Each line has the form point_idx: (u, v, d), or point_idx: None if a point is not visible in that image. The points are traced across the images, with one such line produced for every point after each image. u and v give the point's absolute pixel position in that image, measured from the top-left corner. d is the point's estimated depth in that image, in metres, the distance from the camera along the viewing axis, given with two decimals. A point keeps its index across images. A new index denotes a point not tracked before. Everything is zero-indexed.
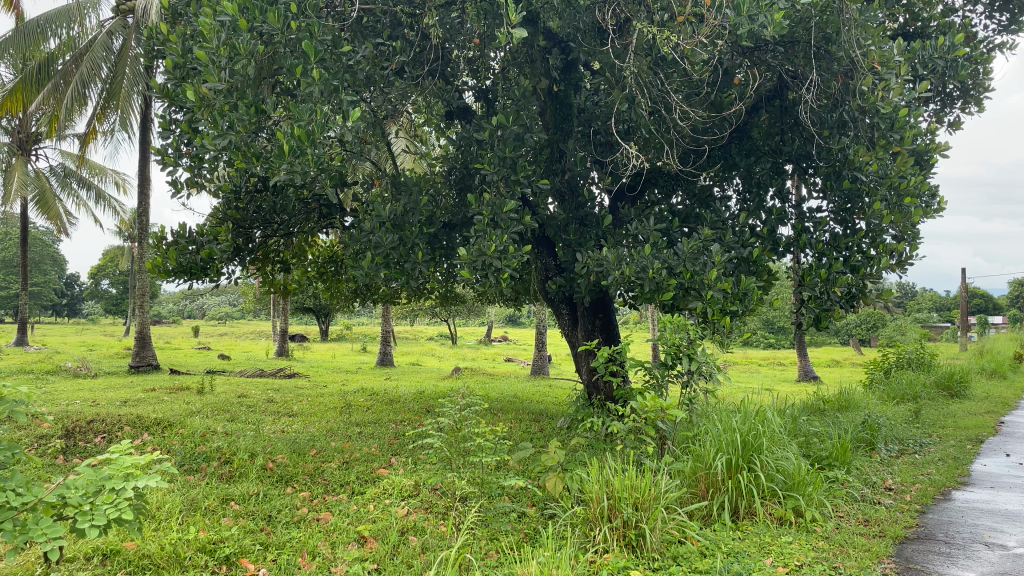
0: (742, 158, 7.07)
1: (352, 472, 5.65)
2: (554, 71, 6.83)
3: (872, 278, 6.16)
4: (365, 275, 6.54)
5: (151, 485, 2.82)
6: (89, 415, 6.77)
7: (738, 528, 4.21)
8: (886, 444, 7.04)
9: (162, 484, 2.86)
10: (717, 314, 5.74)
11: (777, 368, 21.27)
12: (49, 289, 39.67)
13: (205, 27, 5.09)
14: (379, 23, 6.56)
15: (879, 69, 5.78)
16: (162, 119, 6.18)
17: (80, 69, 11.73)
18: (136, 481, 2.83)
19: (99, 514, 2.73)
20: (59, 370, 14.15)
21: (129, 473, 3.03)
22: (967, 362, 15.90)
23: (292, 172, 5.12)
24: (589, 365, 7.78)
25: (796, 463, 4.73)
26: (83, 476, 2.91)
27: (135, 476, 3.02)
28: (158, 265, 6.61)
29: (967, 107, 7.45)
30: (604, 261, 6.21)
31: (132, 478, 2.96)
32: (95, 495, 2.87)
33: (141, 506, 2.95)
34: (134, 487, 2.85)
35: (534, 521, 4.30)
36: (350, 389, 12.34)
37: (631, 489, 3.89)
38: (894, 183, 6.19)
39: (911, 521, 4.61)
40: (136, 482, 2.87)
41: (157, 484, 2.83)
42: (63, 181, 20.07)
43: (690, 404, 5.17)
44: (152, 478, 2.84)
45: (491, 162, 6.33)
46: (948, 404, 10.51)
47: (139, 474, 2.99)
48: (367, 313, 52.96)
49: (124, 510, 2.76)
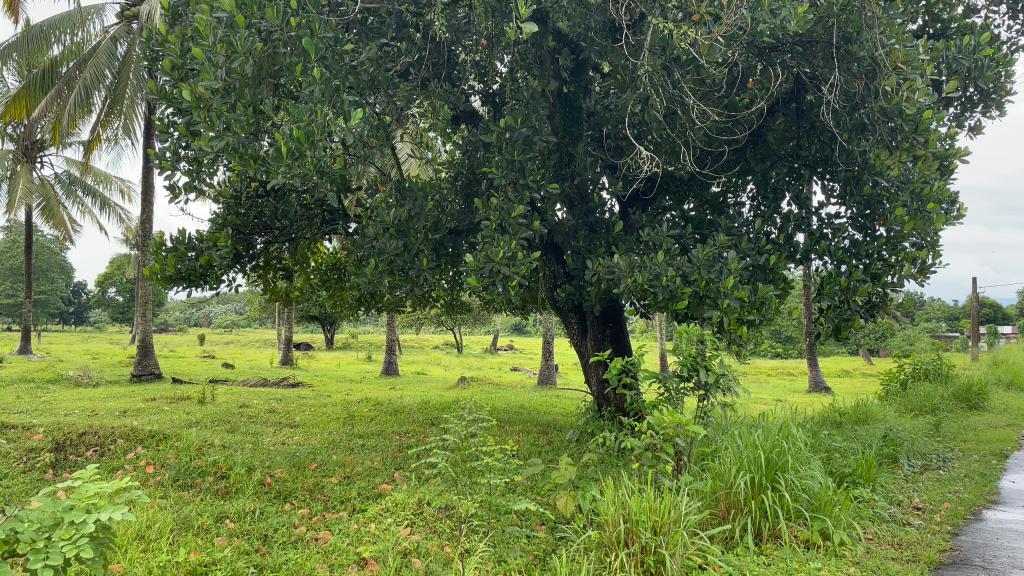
0: (757, 162, 6.84)
1: (353, 488, 5.41)
2: (565, 72, 6.62)
3: (893, 287, 5.89)
4: (368, 283, 6.33)
5: (115, 518, 2.61)
6: (81, 427, 6.54)
7: (763, 552, 3.91)
8: (908, 459, 6.74)
9: (129, 516, 2.67)
10: (734, 323, 5.48)
11: (785, 379, 20.79)
12: (55, 297, 39.84)
13: (201, 23, 4.88)
14: (384, 24, 6.45)
15: (902, 69, 5.48)
16: (160, 122, 6.01)
17: (83, 75, 11.68)
18: (100, 514, 2.62)
19: (55, 552, 2.48)
20: (60, 379, 13.98)
21: (92, 503, 2.81)
22: (985, 374, 15.43)
23: (290, 175, 4.92)
24: (598, 376, 7.54)
25: (822, 483, 4.44)
26: (40, 508, 2.68)
27: (98, 508, 2.80)
28: (156, 272, 6.47)
29: (989, 111, 7.18)
30: (615, 268, 5.97)
31: (95, 510, 2.75)
32: (51, 530, 2.64)
33: (105, 540, 2.73)
34: (96, 520, 2.63)
35: (545, 543, 4.07)
36: (353, 398, 12.09)
37: (650, 512, 3.63)
38: (917, 189, 5.95)
39: (945, 544, 4.32)
40: (98, 515, 2.65)
41: (123, 517, 2.62)
42: (68, 188, 20.12)
43: (707, 418, 4.91)
44: (117, 510, 2.63)
45: (498, 166, 6.12)
46: (965, 417, 10.09)
47: (103, 505, 2.77)
48: (372, 322, 53.14)
49: (84, 547, 2.52)
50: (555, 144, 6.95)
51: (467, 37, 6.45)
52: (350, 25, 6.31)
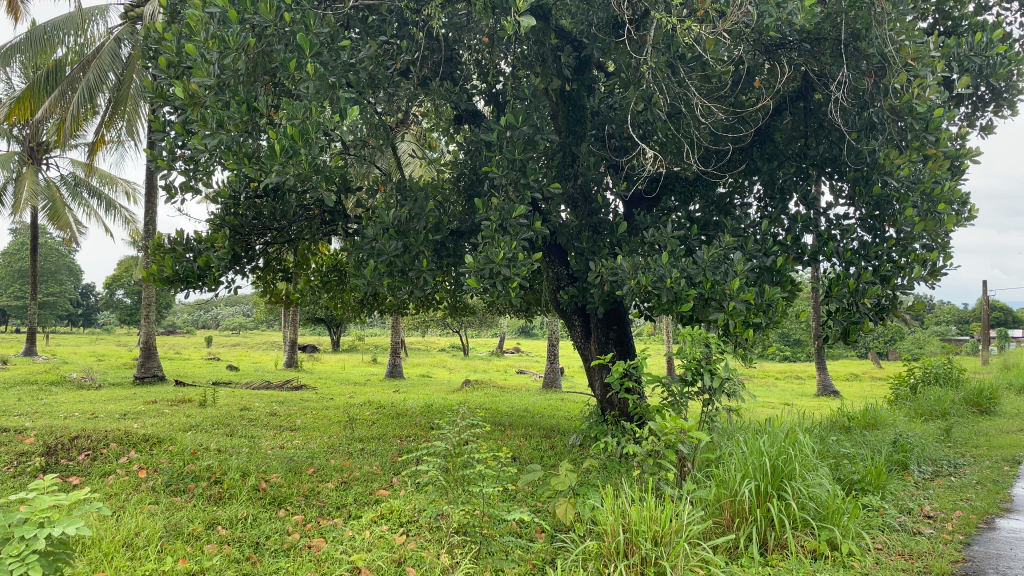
0: (764, 163, 6.69)
1: (349, 494, 5.30)
2: (567, 69, 6.51)
3: (903, 289, 5.73)
4: (366, 284, 6.23)
5: (69, 533, 2.56)
6: (75, 430, 6.47)
7: (768, 564, 3.71)
8: (919, 465, 6.56)
9: (83, 532, 2.61)
10: (739, 326, 5.38)
11: (792, 383, 20.47)
12: (63, 299, 40.17)
13: (193, 18, 4.84)
14: (385, 21, 6.32)
15: (913, 65, 5.34)
16: (157, 121, 5.95)
17: (86, 75, 11.67)
18: (52, 529, 2.56)
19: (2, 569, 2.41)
20: (63, 380, 13.99)
21: (46, 518, 2.75)
22: (997, 377, 15.15)
23: (284, 174, 4.82)
24: (602, 379, 7.41)
25: (830, 491, 4.24)
26: None
27: (51, 523, 2.74)
28: (153, 273, 6.40)
29: (1002, 111, 6.94)
30: (618, 269, 5.81)
31: (48, 524, 2.68)
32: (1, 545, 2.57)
33: (59, 555, 2.67)
34: (47, 536, 2.56)
35: (544, 553, 3.93)
36: (356, 401, 12.00)
37: (650, 521, 3.49)
38: (928, 189, 5.81)
39: (957, 555, 4.13)
40: (50, 531, 2.59)
41: (77, 533, 2.57)
42: (73, 189, 20.22)
43: (711, 423, 4.75)
44: (71, 526, 2.57)
45: (499, 165, 6.02)
46: (977, 421, 9.85)
47: (57, 519, 2.70)
48: (378, 325, 53.22)
49: (33, 564, 2.46)
50: (558, 144, 6.85)
51: (469, 35, 6.38)
52: (351, 24, 6.22)
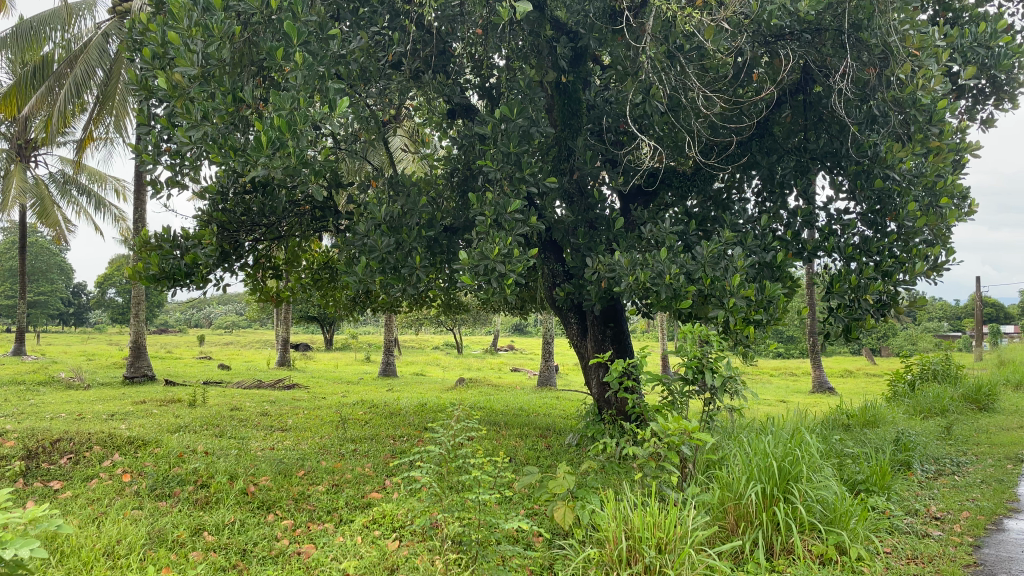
0: (763, 156, 6.53)
1: (340, 497, 5.15)
2: (563, 61, 6.36)
3: (906, 285, 5.61)
4: (359, 281, 6.07)
5: (23, 555, 2.35)
6: (57, 433, 6.27)
7: (774, 570, 3.58)
8: (921, 464, 6.46)
9: (39, 554, 2.40)
10: (740, 323, 5.25)
11: (788, 380, 20.48)
12: (54, 298, 39.77)
13: (174, 5, 4.68)
14: (376, 13, 6.09)
15: (918, 55, 5.21)
16: (141, 115, 5.77)
17: (73, 71, 11.43)
18: (5, 551, 2.35)
19: None
20: (51, 381, 13.73)
21: (4, 536, 2.54)
22: (993, 374, 15.14)
23: (271, 167, 4.63)
24: (599, 378, 7.29)
25: (838, 493, 4.11)
26: None
27: (8, 542, 2.53)
28: (138, 270, 6.21)
29: (1003, 104, 6.83)
30: (616, 266, 5.67)
31: (3, 544, 2.48)
32: None
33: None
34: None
35: (543, 559, 3.80)
36: (349, 401, 11.82)
37: (653, 528, 3.37)
38: (931, 182, 5.77)
39: (968, 558, 4.02)
40: (4, 553, 2.38)
41: (32, 555, 2.36)
42: (63, 187, 19.94)
43: (712, 423, 4.62)
44: (27, 546, 2.37)
45: (494, 159, 5.87)
46: (976, 418, 9.79)
47: (13, 539, 2.49)
48: (372, 323, 52.93)
49: None
50: (553, 138, 6.68)
51: (463, 27, 6.23)
52: (340, 15, 6.01)
